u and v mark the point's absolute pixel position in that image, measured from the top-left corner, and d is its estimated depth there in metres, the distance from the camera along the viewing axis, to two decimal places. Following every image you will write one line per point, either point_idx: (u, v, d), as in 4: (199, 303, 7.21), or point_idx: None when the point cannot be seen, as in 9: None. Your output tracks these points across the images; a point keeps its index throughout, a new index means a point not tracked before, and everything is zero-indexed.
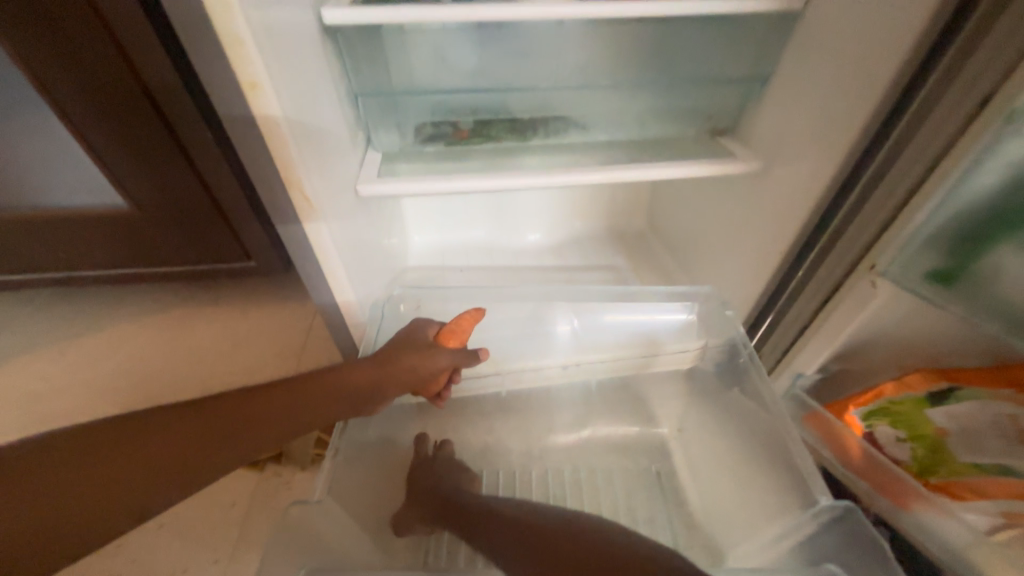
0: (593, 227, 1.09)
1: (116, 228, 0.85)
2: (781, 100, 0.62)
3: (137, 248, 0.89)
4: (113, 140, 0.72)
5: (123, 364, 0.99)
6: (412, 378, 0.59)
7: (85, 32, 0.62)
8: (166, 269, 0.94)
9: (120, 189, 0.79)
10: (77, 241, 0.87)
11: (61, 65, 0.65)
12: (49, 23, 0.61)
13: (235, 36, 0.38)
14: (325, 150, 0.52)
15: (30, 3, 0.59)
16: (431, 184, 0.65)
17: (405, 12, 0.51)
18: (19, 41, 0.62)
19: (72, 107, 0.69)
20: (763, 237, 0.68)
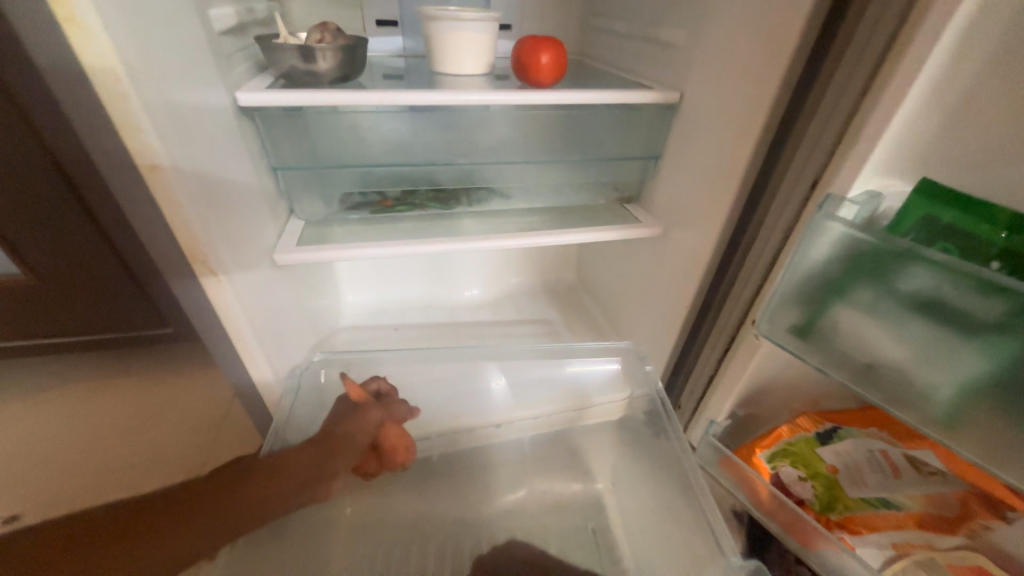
0: (528, 283, 1.13)
1: (16, 298, 0.79)
2: (672, 174, 0.71)
3: (38, 318, 0.83)
4: (13, 210, 0.67)
5: (3, 451, 0.86)
6: (352, 448, 0.62)
7: None
8: (70, 338, 0.87)
9: (16, 258, 0.73)
10: None
11: None
12: None
13: (132, 124, 0.38)
14: (237, 222, 0.52)
15: None
16: (354, 250, 0.66)
17: (325, 96, 0.55)
18: None
19: None
20: (671, 294, 0.74)
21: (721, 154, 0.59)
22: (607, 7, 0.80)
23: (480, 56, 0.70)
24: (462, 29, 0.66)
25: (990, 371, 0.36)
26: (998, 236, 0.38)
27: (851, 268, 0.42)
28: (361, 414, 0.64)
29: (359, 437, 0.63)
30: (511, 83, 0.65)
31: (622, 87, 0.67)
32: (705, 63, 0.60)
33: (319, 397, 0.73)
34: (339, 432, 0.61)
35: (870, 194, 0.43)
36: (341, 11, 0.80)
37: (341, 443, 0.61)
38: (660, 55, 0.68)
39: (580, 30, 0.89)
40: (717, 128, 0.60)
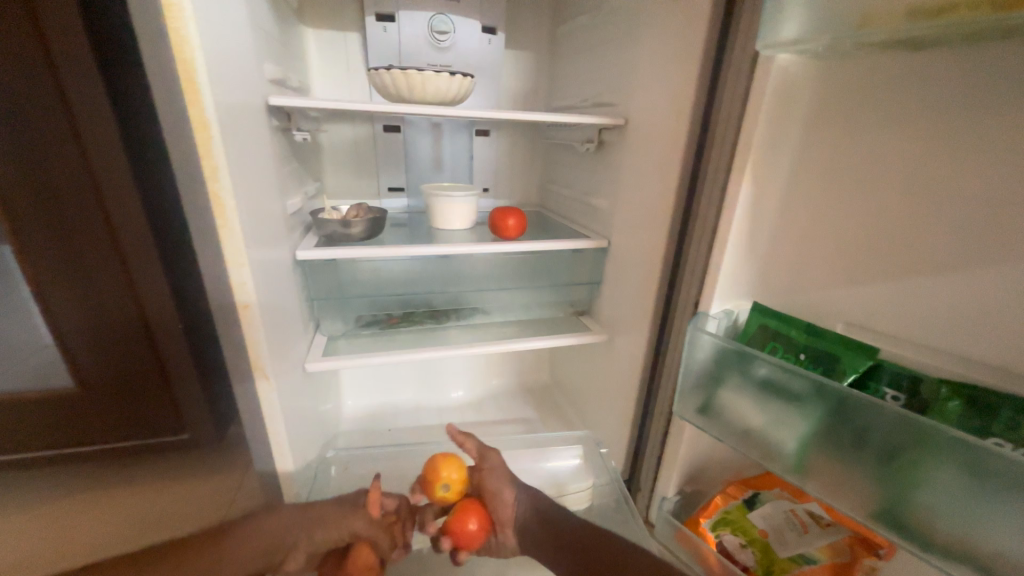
0: (507, 384, 1.29)
1: (55, 411, 0.90)
2: (612, 296, 0.93)
3: (64, 427, 0.91)
4: (84, 329, 0.84)
5: None
6: (322, 536, 0.59)
7: (94, 245, 0.79)
8: (88, 447, 0.94)
9: (73, 371, 0.87)
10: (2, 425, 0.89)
11: (62, 270, 0.79)
12: (66, 240, 0.77)
13: (240, 280, 0.58)
14: (285, 340, 0.70)
15: (56, 225, 0.76)
16: (364, 359, 0.83)
17: (356, 251, 0.78)
18: (34, 253, 0.77)
19: (56, 300, 0.81)
20: (622, 390, 0.91)
21: (639, 282, 0.83)
22: (557, 177, 1.11)
23: (467, 215, 0.95)
24: (453, 202, 0.92)
25: (812, 432, 0.54)
26: (802, 336, 0.59)
27: (722, 363, 0.62)
28: (349, 513, 0.62)
29: (334, 524, 0.60)
30: (488, 234, 0.91)
31: (568, 236, 0.93)
32: (621, 222, 0.86)
33: (324, 491, 0.83)
34: (321, 512, 0.60)
35: (725, 312, 0.65)
36: (364, 181, 1.08)
37: (315, 527, 0.59)
38: (593, 213, 0.96)
39: (540, 190, 1.20)
40: (633, 265, 0.84)
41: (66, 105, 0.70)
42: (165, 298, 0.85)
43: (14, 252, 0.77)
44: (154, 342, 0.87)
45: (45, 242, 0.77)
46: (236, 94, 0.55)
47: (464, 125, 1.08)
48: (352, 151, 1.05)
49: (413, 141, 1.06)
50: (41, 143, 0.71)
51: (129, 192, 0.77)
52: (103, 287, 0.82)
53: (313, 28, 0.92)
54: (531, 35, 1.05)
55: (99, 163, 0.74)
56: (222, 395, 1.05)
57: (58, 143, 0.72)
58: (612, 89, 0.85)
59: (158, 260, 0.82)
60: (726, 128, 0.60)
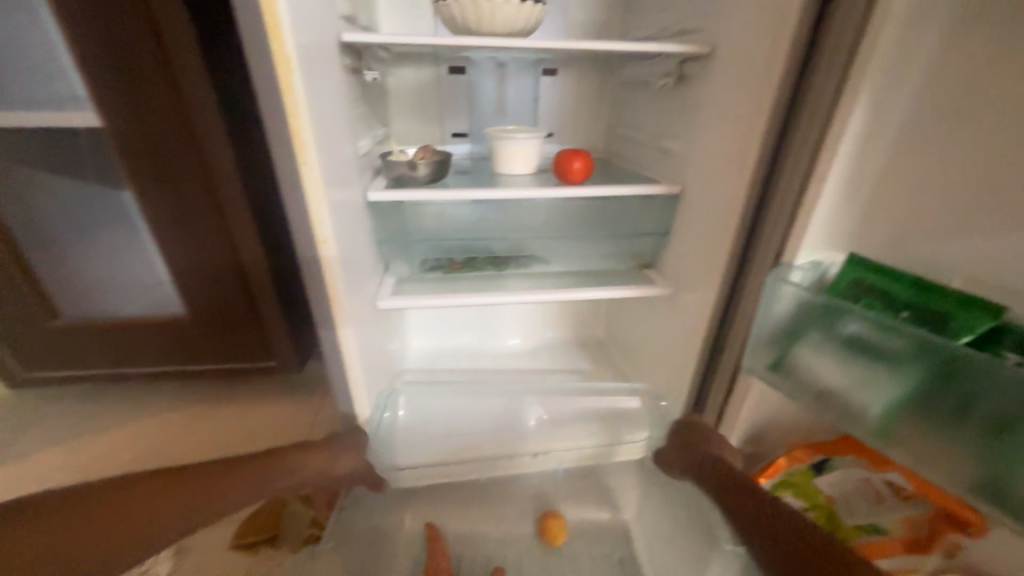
0: (562, 335, 1.30)
1: (172, 334, 1.04)
2: (680, 248, 0.88)
3: (180, 347, 1.06)
4: (190, 263, 0.95)
5: (127, 461, 1.04)
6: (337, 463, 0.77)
7: (196, 187, 0.87)
8: (199, 366, 1.09)
9: (185, 299, 0.99)
10: (135, 343, 1.04)
11: (171, 209, 0.89)
12: (173, 182, 0.86)
13: (319, 216, 0.61)
14: (357, 278, 0.74)
15: (166, 168, 0.85)
16: (429, 300, 0.87)
17: (422, 194, 0.79)
18: (149, 193, 0.87)
19: (168, 235, 0.91)
20: (683, 346, 0.88)
21: (712, 232, 0.77)
22: (627, 120, 1.04)
23: (530, 159, 0.93)
24: (518, 145, 0.90)
25: (905, 395, 0.49)
26: (908, 293, 0.52)
27: (805, 317, 0.57)
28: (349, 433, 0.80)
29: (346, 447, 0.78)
30: (551, 180, 0.88)
31: (637, 182, 0.87)
32: (696, 167, 0.79)
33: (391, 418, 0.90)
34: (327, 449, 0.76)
35: (813, 263, 0.60)
36: (429, 126, 1.08)
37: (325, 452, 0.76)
38: (665, 158, 0.89)
39: (607, 134, 1.14)
40: (706, 214, 0.78)
41: (162, 49, 0.75)
42: (253, 236, 0.93)
43: (134, 191, 0.87)
44: (245, 277, 0.97)
45: (155, 182, 0.86)
46: (312, 29, 0.55)
47: (530, 64, 1.03)
48: (417, 95, 1.05)
49: (477, 84, 1.03)
50: (149, 90, 0.78)
51: (217, 135, 0.82)
52: (204, 226, 0.91)
53: None
54: None
55: (191, 106, 0.79)
56: (303, 328, 1.16)
57: (156, 87, 0.77)
58: (699, 12, 0.75)
59: (245, 201, 0.89)
60: (836, 48, 0.51)
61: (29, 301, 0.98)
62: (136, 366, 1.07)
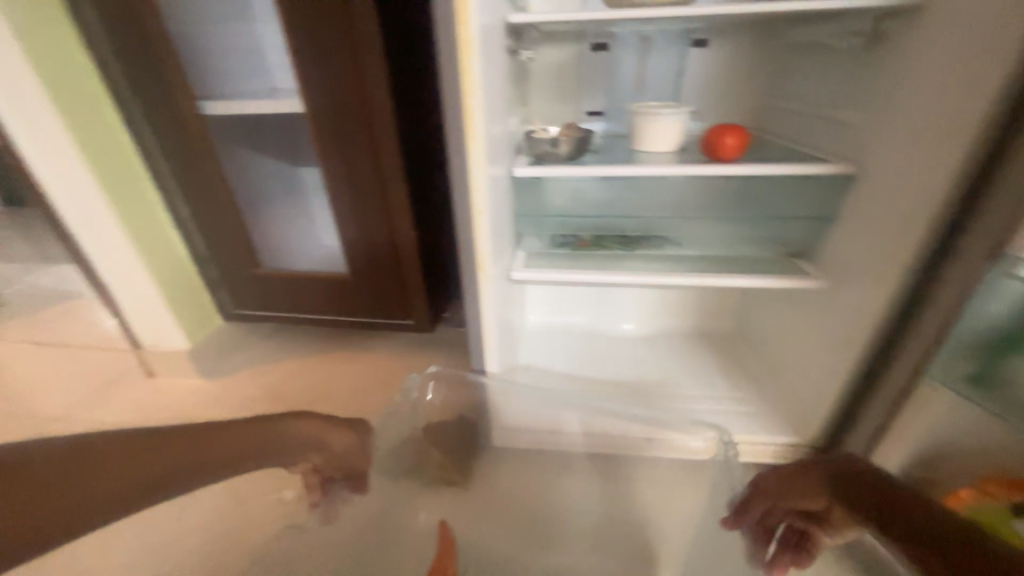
0: (682, 325, 1.24)
1: (337, 288, 1.24)
2: (847, 235, 0.77)
3: (341, 300, 1.26)
4: (356, 229, 1.11)
5: (299, 388, 1.28)
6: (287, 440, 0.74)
7: (367, 163, 1.01)
8: (354, 318, 1.28)
9: (349, 260, 1.17)
10: (309, 293, 1.27)
11: (346, 182, 1.05)
12: (350, 158, 1.01)
13: (478, 189, 0.67)
14: (499, 248, 0.80)
15: (346, 147, 1.00)
16: (556, 276, 0.89)
17: (562, 171, 0.81)
18: (332, 168, 1.03)
19: (342, 204, 1.08)
20: (840, 348, 0.78)
21: (896, 219, 0.66)
22: (788, 92, 0.93)
23: (673, 137, 0.89)
24: (663, 121, 0.86)
25: None
26: None
27: None
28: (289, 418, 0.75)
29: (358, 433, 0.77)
30: (697, 158, 0.83)
31: (800, 161, 0.78)
32: (884, 142, 0.68)
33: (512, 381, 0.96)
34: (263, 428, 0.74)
35: None
36: (565, 106, 1.10)
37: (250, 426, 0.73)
38: (838, 132, 0.78)
39: (759, 110, 1.03)
40: (891, 197, 0.67)
41: (352, 37, 0.87)
42: (405, 203, 1.05)
43: (321, 167, 1.04)
44: (395, 240, 1.11)
45: (337, 155, 1.01)
46: (489, 13, 0.60)
47: (678, 36, 0.98)
48: (557, 76, 1.06)
49: (619, 60, 1.01)
50: (340, 79, 0.92)
51: (387, 112, 0.94)
52: (369, 197, 1.06)
53: None
54: None
55: (370, 86, 0.92)
56: (437, 294, 1.28)
57: (346, 72, 0.91)
58: None
59: (403, 172, 1.01)
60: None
61: (241, 252, 1.23)
62: (309, 313, 1.30)
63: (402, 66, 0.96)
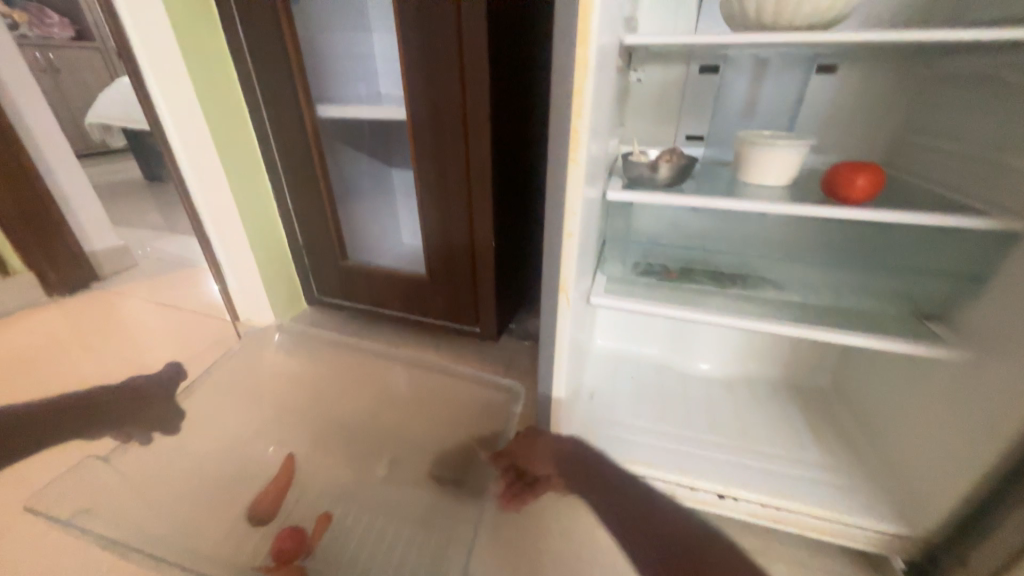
0: (768, 373, 1.12)
1: (412, 287, 1.28)
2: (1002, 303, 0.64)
3: (415, 299, 1.30)
4: (438, 233, 1.15)
5: None
6: None
7: (458, 171, 1.04)
8: (425, 317, 1.32)
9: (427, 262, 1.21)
10: (387, 288, 1.33)
11: (435, 187, 1.09)
12: (442, 164, 1.05)
13: (571, 210, 0.65)
14: (582, 271, 0.78)
15: (440, 153, 1.04)
16: (632, 305, 0.83)
17: (659, 197, 0.77)
18: (424, 172, 1.08)
19: (427, 208, 1.12)
20: (979, 435, 0.65)
21: None
22: (933, 128, 0.81)
23: (787, 170, 0.80)
24: (776, 152, 0.78)
25: None
26: None
27: None
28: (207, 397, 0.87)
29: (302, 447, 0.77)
30: (813, 197, 0.75)
31: (948, 210, 0.67)
32: None
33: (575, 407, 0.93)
34: None
35: None
36: (663, 128, 1.05)
37: None
38: (1002, 181, 0.66)
39: (891, 145, 0.91)
40: None
41: (461, 50, 0.90)
42: (488, 212, 1.07)
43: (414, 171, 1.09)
44: (474, 248, 1.13)
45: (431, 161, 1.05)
46: (605, 35, 0.58)
47: (801, 61, 0.89)
48: (658, 97, 1.02)
49: (729, 83, 0.95)
50: (444, 89, 0.96)
51: (483, 122, 0.96)
52: (455, 203, 1.09)
53: None
54: None
55: (471, 96, 0.94)
56: (505, 305, 1.28)
57: (451, 82, 0.94)
58: None
59: (490, 183, 1.03)
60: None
61: (331, 243, 1.32)
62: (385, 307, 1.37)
63: (503, 80, 0.97)
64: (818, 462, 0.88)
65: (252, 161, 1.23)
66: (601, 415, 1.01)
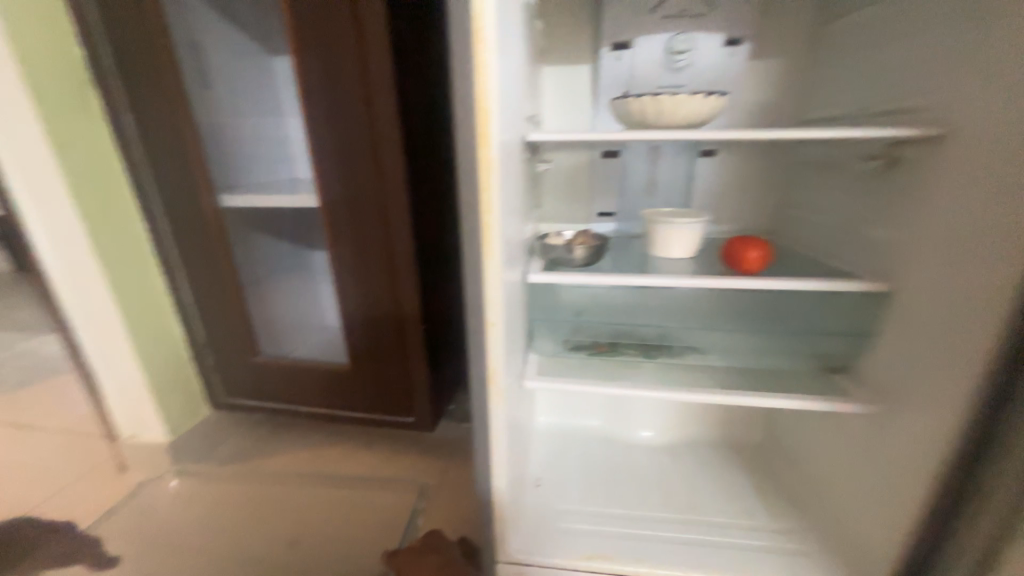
0: (709, 434, 1.14)
1: (336, 380, 1.16)
2: (889, 356, 0.71)
3: (339, 392, 1.17)
4: (361, 318, 1.07)
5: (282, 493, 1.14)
6: None
7: (378, 256, 1.00)
8: (351, 412, 1.19)
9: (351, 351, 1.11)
10: (306, 383, 1.19)
11: (355, 273, 1.03)
12: (362, 250, 1.00)
13: (493, 300, 0.63)
14: (512, 357, 0.75)
15: (359, 239, 0.99)
16: (572, 384, 0.81)
17: (582, 277, 0.78)
18: (343, 258, 1.02)
19: (348, 293, 1.05)
20: (901, 485, 0.68)
21: (948, 348, 0.61)
22: (804, 202, 0.93)
23: (686, 244, 0.86)
24: (675, 228, 0.84)
25: None
26: None
27: None
28: None
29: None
30: (718, 268, 0.81)
31: (830, 275, 0.75)
32: (921, 263, 0.65)
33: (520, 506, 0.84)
34: None
35: None
36: (578, 206, 1.11)
37: None
38: (864, 248, 0.75)
39: (773, 215, 1.03)
40: (934, 321, 0.63)
41: (373, 134, 0.90)
42: (412, 292, 1.02)
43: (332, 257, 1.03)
44: (401, 330, 1.06)
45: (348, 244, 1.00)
46: (509, 135, 0.61)
47: (688, 146, 1.01)
48: (570, 179, 1.09)
49: (631, 166, 1.04)
50: (360, 178, 0.94)
51: (401, 203, 0.94)
52: (378, 289, 1.03)
53: (551, 65, 0.99)
54: (785, 39, 0.91)
55: (387, 178, 0.93)
56: (439, 389, 1.19)
57: (365, 165, 0.93)
58: (918, 91, 0.65)
59: (414, 264, 0.99)
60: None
61: (240, 338, 1.18)
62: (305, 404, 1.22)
63: (421, 167, 0.99)
64: (767, 527, 0.87)
65: (138, 255, 1.09)
66: (551, 506, 0.93)
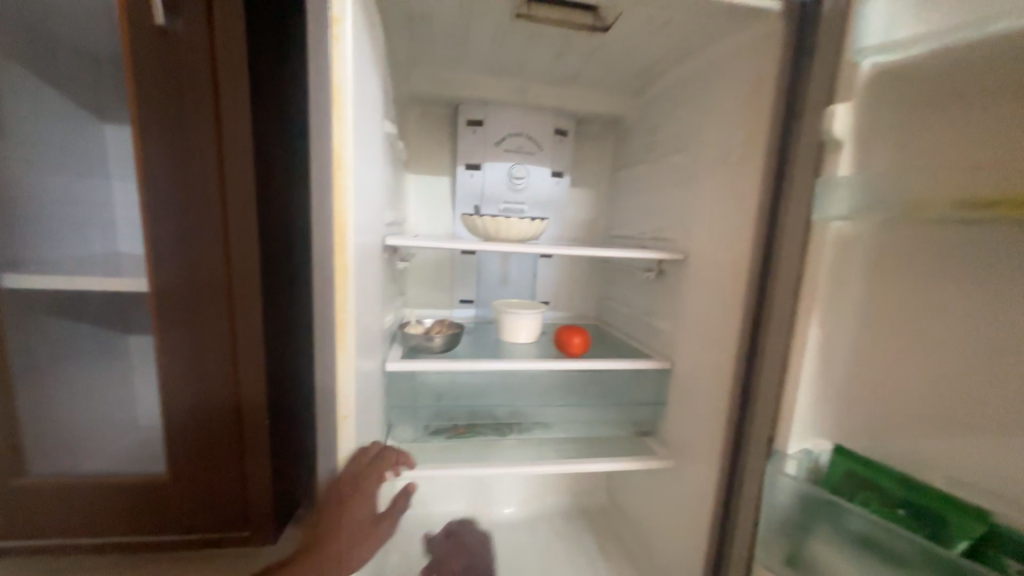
0: (562, 501, 1.24)
1: (131, 498, 0.70)
2: (676, 418, 0.92)
3: (132, 516, 0.70)
4: (177, 385, 0.68)
5: None
6: None
7: (212, 287, 0.65)
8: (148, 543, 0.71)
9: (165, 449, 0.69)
10: (71, 509, 0.69)
11: (175, 320, 0.66)
12: (191, 282, 0.65)
13: (345, 393, 0.65)
14: (367, 448, 0.74)
15: (188, 265, 0.64)
16: (430, 471, 0.84)
17: (437, 364, 0.84)
18: (160, 298, 0.65)
19: (165, 353, 0.66)
20: (693, 524, 0.85)
21: (705, 410, 0.82)
22: (615, 296, 1.19)
23: (532, 330, 1.00)
24: (522, 317, 0.99)
25: None
26: (899, 488, 0.55)
27: (805, 511, 0.60)
28: None
29: None
30: (554, 352, 0.96)
31: (633, 356, 0.96)
32: (685, 346, 0.89)
33: None
34: None
35: (804, 452, 0.63)
36: (440, 294, 1.21)
37: None
38: (653, 334, 1.00)
39: (597, 305, 1.28)
40: (696, 389, 0.85)
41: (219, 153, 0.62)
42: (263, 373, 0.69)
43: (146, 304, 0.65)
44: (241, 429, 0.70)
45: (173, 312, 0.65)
46: (367, 241, 0.68)
47: None
48: (434, 270, 1.20)
49: (486, 261, 1.19)
50: (187, 159, 0.61)
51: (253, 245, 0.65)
52: (207, 339, 0.67)
53: (415, 173, 1.13)
54: (594, 175, 1.22)
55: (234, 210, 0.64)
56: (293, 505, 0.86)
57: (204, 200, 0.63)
58: (670, 225, 0.94)
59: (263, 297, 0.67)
60: (790, 266, 0.62)
61: None
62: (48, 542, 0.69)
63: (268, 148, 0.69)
64: None
65: None
66: None
